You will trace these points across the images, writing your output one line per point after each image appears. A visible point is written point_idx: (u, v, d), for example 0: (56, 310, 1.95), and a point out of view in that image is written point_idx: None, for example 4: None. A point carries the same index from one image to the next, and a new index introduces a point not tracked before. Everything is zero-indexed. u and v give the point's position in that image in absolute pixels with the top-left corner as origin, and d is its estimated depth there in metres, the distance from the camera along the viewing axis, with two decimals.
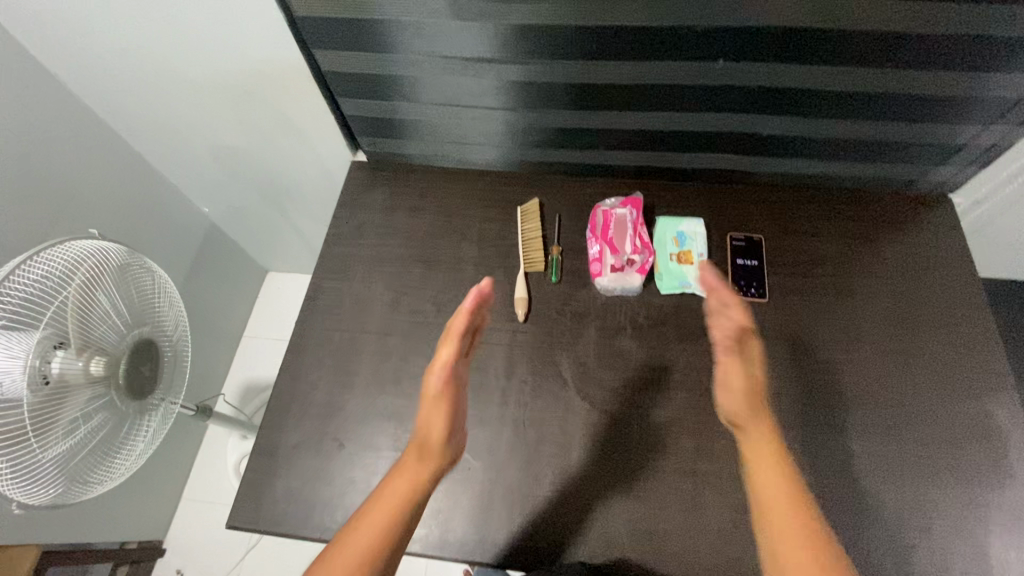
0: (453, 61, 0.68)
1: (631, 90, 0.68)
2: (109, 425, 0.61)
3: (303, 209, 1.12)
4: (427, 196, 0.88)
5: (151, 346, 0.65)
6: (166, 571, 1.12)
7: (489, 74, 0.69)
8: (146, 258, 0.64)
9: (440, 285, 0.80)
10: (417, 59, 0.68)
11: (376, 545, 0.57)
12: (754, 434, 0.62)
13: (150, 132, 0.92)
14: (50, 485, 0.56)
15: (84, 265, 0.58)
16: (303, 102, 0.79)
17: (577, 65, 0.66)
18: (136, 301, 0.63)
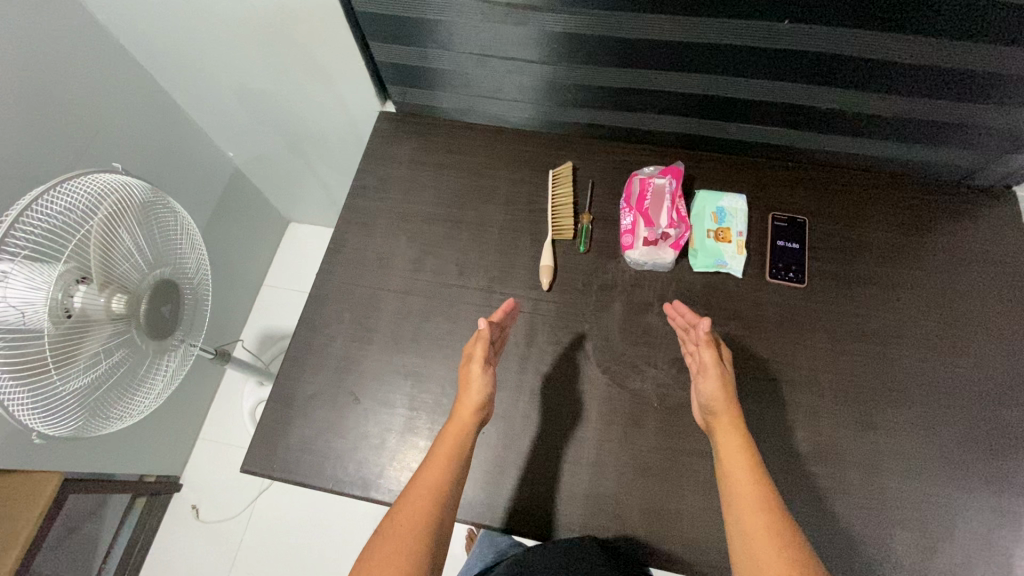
0: (493, 7, 0.63)
1: (683, 49, 0.63)
2: (129, 364, 0.61)
3: (328, 159, 1.09)
4: (456, 152, 0.84)
5: (172, 287, 0.65)
6: (182, 505, 1.16)
7: (533, 23, 0.64)
8: (169, 197, 0.63)
9: (465, 247, 0.78)
10: (454, 3, 0.64)
11: (436, 504, 0.55)
12: (725, 426, 0.60)
13: (176, 68, 0.90)
14: (69, 418, 0.56)
15: (108, 200, 0.56)
16: (333, 45, 0.75)
17: (628, 17, 0.61)
18: (157, 240, 0.62)
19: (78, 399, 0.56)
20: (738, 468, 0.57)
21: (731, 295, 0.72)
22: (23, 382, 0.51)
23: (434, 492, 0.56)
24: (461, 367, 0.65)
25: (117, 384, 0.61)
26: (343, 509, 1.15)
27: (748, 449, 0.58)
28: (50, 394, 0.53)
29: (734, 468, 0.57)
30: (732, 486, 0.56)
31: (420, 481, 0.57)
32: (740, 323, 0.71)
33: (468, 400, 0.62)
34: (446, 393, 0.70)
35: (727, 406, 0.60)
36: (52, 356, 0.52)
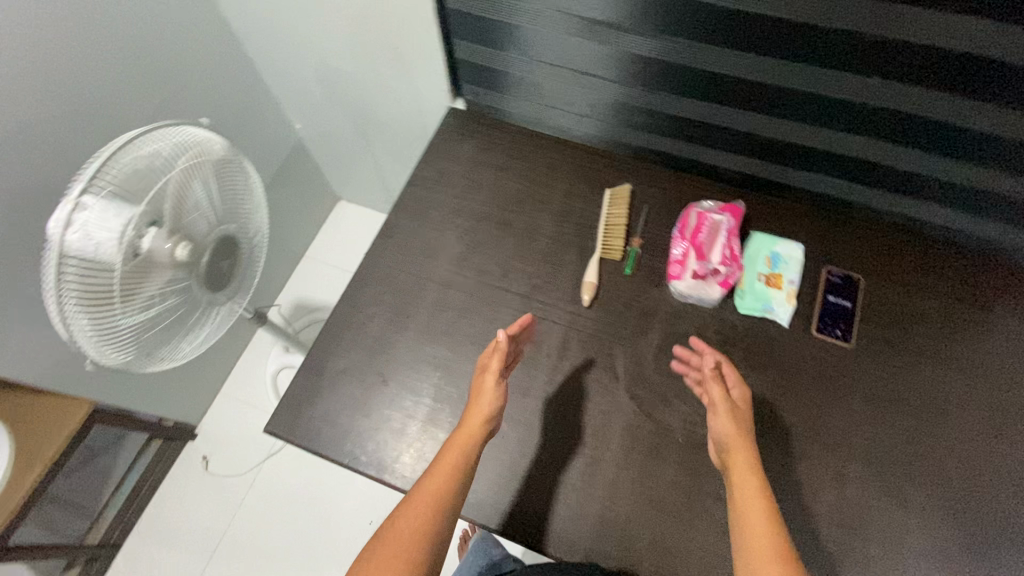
0: (580, 21, 0.65)
1: (761, 89, 0.63)
2: (182, 310, 0.64)
3: (389, 146, 1.12)
4: (517, 158, 0.85)
5: (232, 243, 0.67)
6: (194, 454, 1.19)
7: (606, 42, 0.66)
8: (244, 158, 0.66)
9: (512, 251, 0.79)
10: (543, 13, 0.67)
11: (438, 510, 0.55)
12: (740, 465, 0.59)
13: (263, 36, 0.94)
14: (121, 351, 0.58)
15: (191, 154, 0.59)
16: (417, 36, 0.78)
17: (712, 50, 0.61)
18: (227, 197, 0.65)
19: (132, 336, 0.59)
20: (749, 511, 0.56)
21: (773, 342, 0.71)
22: (89, 310, 0.53)
23: (436, 498, 0.56)
24: (474, 378, 0.66)
25: (168, 329, 0.63)
26: (345, 484, 1.16)
27: (762, 491, 0.57)
28: (109, 326, 0.56)
29: (746, 512, 0.56)
30: (744, 532, 0.55)
31: (424, 486, 0.57)
32: (778, 373, 0.70)
33: (477, 410, 0.62)
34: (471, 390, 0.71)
35: (742, 446, 0.59)
36: (118, 290, 0.54)
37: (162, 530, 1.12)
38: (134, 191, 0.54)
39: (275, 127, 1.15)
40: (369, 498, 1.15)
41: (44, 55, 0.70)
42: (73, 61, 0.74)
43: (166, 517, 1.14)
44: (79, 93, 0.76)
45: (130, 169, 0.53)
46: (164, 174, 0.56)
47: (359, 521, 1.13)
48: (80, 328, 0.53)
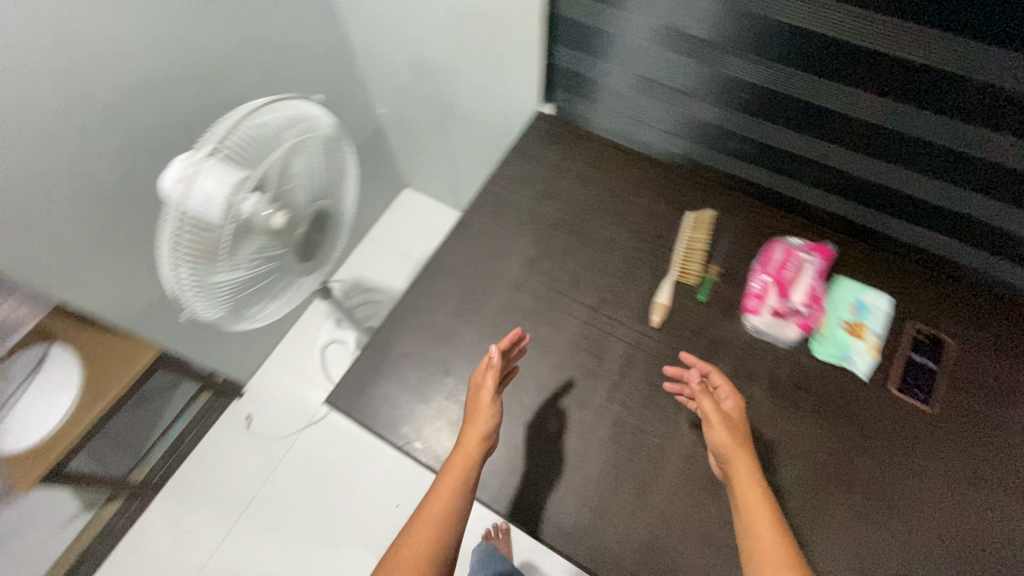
0: (689, 40, 0.67)
1: (864, 128, 0.64)
2: (272, 277, 0.66)
3: (468, 140, 1.13)
4: (600, 169, 0.85)
5: (323, 219, 0.69)
6: (238, 413, 1.23)
7: (697, 54, 0.68)
8: (347, 140, 0.67)
9: (584, 261, 0.78)
10: (653, 29, 0.68)
11: (441, 536, 0.56)
12: (740, 474, 0.58)
13: (365, 18, 0.97)
14: (215, 307, 0.61)
15: (300, 128, 0.61)
16: (521, 37, 0.80)
17: (820, 84, 0.63)
18: (325, 175, 0.67)
19: (228, 295, 0.61)
20: (757, 519, 0.55)
21: (848, 394, 0.67)
22: (195, 265, 0.56)
23: (438, 525, 0.57)
24: (468, 395, 0.66)
25: (258, 293, 0.66)
26: (377, 462, 1.18)
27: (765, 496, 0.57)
28: (209, 283, 0.58)
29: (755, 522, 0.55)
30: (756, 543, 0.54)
31: (426, 512, 0.58)
32: (850, 427, 0.66)
33: (474, 430, 0.62)
34: (529, 394, 0.70)
35: (741, 456, 0.59)
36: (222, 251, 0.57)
37: (199, 480, 1.16)
38: (248, 158, 0.56)
39: (359, 107, 1.18)
40: (399, 481, 1.16)
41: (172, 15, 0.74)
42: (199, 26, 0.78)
43: (204, 468, 1.17)
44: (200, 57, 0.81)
45: (246, 137, 0.56)
46: (275, 144, 0.58)
47: (386, 501, 1.14)
48: (186, 283, 0.56)
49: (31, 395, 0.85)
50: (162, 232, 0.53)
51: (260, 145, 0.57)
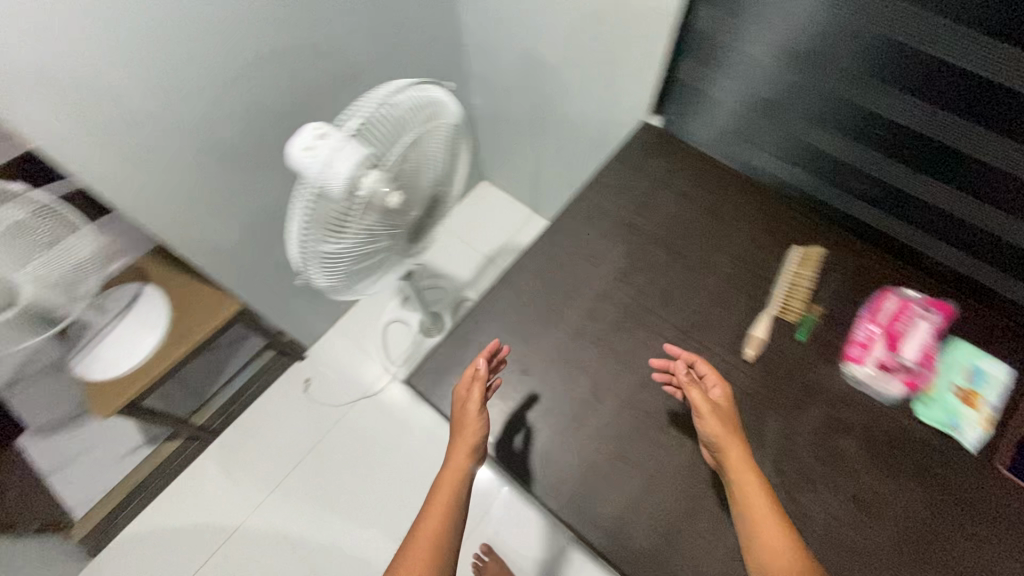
0: (828, 65, 0.65)
1: (1010, 180, 0.61)
2: (380, 255, 0.68)
3: (561, 141, 1.12)
4: (704, 187, 0.82)
5: (431, 203, 0.71)
6: (297, 375, 1.26)
7: (827, 80, 0.67)
8: (465, 129, 0.68)
9: (678, 279, 0.75)
10: (791, 50, 0.67)
11: (437, 557, 0.57)
12: (734, 459, 0.58)
13: (487, 8, 0.97)
14: (327, 278, 0.63)
15: (428, 114, 0.62)
16: (652, 45, 0.79)
17: (966, 128, 0.60)
18: (441, 162, 0.68)
19: (340, 269, 0.63)
20: (755, 500, 0.56)
21: (949, 463, 0.63)
22: (319, 238, 0.58)
23: (431, 545, 0.58)
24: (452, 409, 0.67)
25: (366, 270, 0.68)
26: (420, 447, 1.19)
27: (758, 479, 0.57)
28: (327, 256, 0.60)
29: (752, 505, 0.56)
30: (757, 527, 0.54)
31: (418, 534, 0.59)
32: (948, 499, 0.62)
33: (462, 445, 0.63)
34: (607, 408, 0.68)
35: (733, 442, 0.58)
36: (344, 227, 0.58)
37: (253, 433, 1.20)
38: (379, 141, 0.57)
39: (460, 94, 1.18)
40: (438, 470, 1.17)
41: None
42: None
43: (259, 423, 1.21)
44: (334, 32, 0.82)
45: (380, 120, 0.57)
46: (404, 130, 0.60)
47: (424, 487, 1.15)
48: (308, 256, 0.59)
49: (131, 327, 0.95)
50: (294, 205, 0.55)
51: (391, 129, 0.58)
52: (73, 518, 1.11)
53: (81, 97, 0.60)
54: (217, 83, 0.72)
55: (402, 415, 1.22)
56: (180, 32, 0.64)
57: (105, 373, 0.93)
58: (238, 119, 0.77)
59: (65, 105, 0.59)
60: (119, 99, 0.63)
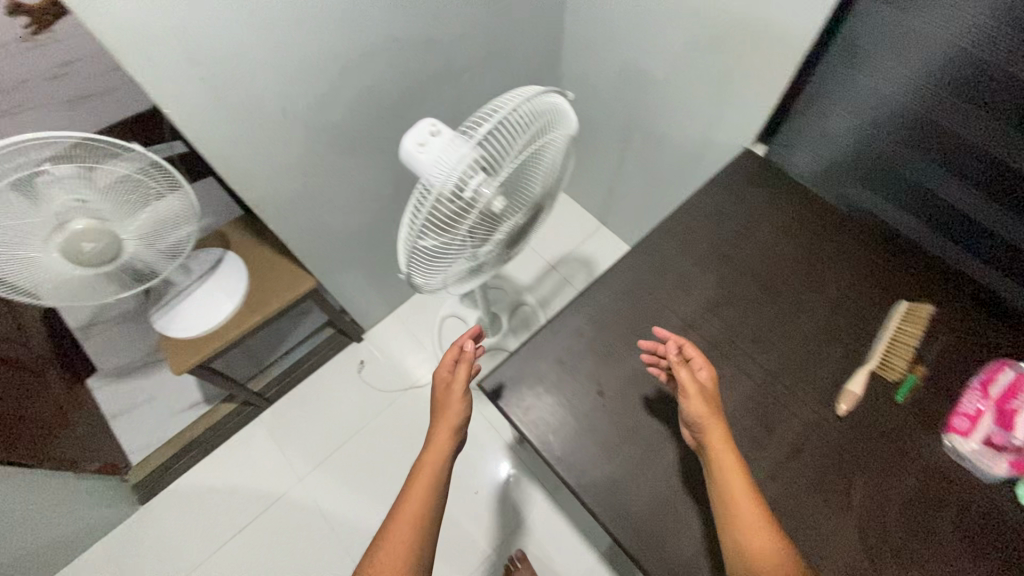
0: (973, 114, 0.61)
1: None
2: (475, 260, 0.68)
3: (649, 158, 1.09)
4: (806, 224, 0.78)
5: (531, 213, 0.70)
6: (353, 356, 1.28)
7: (967, 130, 0.62)
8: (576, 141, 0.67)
9: (770, 318, 0.71)
10: (933, 93, 0.63)
11: (422, 530, 0.58)
12: (713, 439, 0.58)
13: (595, 16, 0.96)
14: (423, 275, 0.64)
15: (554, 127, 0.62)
16: (769, 70, 0.75)
17: None
18: (549, 174, 0.67)
19: (436, 268, 0.64)
20: (734, 479, 0.56)
21: None
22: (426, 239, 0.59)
23: (415, 518, 0.59)
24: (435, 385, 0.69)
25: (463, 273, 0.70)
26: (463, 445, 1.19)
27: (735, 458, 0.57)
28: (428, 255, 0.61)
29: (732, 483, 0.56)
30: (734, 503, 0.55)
31: (402, 510, 0.60)
32: None
33: (448, 421, 0.65)
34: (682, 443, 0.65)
35: (714, 423, 0.58)
36: (451, 231, 0.59)
37: (305, 407, 1.23)
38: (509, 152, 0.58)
39: None
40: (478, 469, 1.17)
41: None
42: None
43: (311, 398, 1.24)
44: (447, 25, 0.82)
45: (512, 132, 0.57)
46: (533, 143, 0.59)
47: (462, 485, 1.16)
48: (414, 253, 0.60)
49: (211, 291, 0.98)
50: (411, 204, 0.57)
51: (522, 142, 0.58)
52: (129, 464, 1.17)
53: (212, 71, 0.61)
54: (332, 67, 0.73)
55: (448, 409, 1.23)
56: (310, 14, 0.65)
57: (183, 331, 0.96)
58: (345, 103, 0.78)
59: (198, 78, 0.61)
60: (246, 76, 0.65)
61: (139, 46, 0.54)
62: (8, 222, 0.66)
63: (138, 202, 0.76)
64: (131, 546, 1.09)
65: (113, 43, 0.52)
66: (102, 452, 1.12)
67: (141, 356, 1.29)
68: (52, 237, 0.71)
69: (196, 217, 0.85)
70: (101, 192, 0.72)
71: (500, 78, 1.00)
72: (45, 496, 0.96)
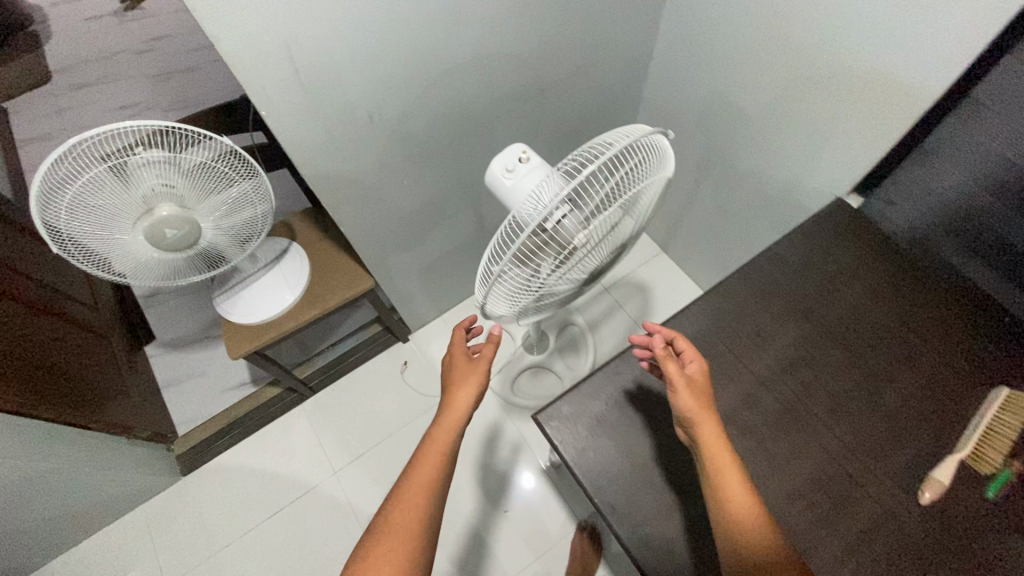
0: None
1: None
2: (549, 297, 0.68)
3: (727, 192, 1.05)
4: (901, 288, 0.72)
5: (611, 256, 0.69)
6: (398, 355, 1.29)
7: None
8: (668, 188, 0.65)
9: (851, 387, 0.67)
10: None
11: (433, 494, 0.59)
12: (706, 432, 0.55)
13: (689, 45, 0.92)
14: (495, 304, 0.65)
15: (654, 171, 0.60)
16: (879, 122, 0.70)
17: None
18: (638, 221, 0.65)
19: (510, 300, 0.64)
20: (726, 470, 0.53)
21: None
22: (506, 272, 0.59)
23: (428, 483, 0.60)
24: (452, 361, 0.71)
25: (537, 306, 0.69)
26: (496, 459, 1.20)
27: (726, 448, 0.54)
28: (504, 287, 0.61)
29: (725, 473, 0.53)
30: (727, 495, 0.52)
31: (415, 472, 0.61)
32: None
33: (465, 394, 0.67)
34: None
35: (706, 417, 0.56)
36: (531, 267, 0.59)
37: (347, 401, 1.24)
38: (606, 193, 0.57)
39: (627, 122, 1.14)
40: (508, 485, 1.18)
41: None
42: (555, 12, 0.77)
43: (354, 392, 1.25)
44: (541, 43, 0.81)
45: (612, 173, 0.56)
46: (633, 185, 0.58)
47: (492, 500, 1.16)
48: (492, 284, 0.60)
49: (275, 282, 1.01)
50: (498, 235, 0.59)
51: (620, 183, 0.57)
52: (176, 435, 1.21)
53: (313, 79, 0.61)
54: (424, 80, 0.73)
55: (485, 420, 1.24)
56: (412, 27, 0.65)
57: (244, 318, 0.97)
58: (430, 113, 0.78)
59: (299, 85, 0.61)
60: (342, 83, 0.64)
61: (250, 55, 0.55)
62: (102, 203, 0.69)
63: (219, 189, 0.77)
64: (170, 517, 1.13)
65: (225, 50, 0.53)
66: (153, 422, 1.17)
67: (198, 332, 1.34)
68: (140, 220, 0.74)
69: (271, 203, 0.86)
70: (188, 178, 0.73)
71: (583, 99, 0.98)
72: (99, 461, 1.00)
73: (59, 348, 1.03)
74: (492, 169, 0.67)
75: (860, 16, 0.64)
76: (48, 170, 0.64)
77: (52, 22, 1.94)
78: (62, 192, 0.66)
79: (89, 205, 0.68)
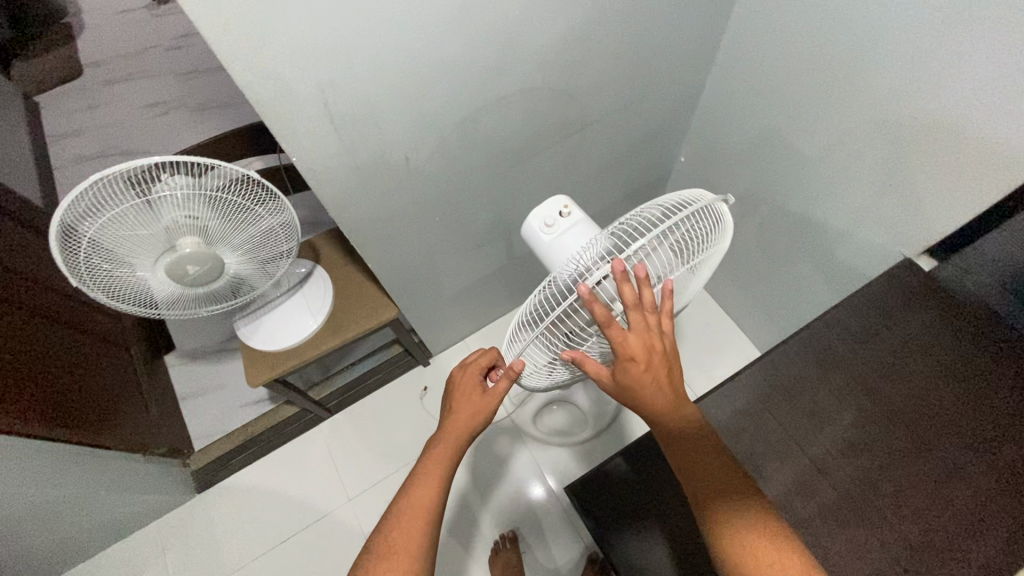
0: None
1: None
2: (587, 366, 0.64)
3: (776, 235, 0.98)
4: (975, 367, 0.66)
5: None
6: (418, 379, 1.26)
7: None
8: (719, 256, 0.60)
9: (919, 478, 0.61)
10: None
11: (430, 523, 0.57)
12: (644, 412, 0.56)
13: (744, 79, 0.85)
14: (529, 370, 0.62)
15: (710, 240, 0.57)
16: (959, 185, 0.63)
17: None
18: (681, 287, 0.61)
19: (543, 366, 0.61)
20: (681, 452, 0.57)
21: None
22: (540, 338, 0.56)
23: (425, 511, 0.58)
24: (454, 379, 0.67)
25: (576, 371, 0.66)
26: (509, 487, 1.16)
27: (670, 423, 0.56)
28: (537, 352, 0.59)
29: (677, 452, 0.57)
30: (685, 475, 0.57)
31: (413, 497, 0.58)
32: None
33: (464, 416, 0.63)
34: None
35: (633, 398, 0.55)
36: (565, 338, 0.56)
37: (365, 424, 1.21)
38: (657, 260, 0.53)
39: (670, 152, 1.07)
40: (518, 510, 1.14)
41: (591, 31, 0.68)
42: (604, 47, 0.72)
43: (372, 415, 1.22)
44: (588, 80, 0.75)
45: (666, 240, 0.53)
46: (689, 254, 0.55)
47: (487, 511, 1.13)
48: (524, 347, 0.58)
49: (298, 308, 0.97)
50: (531, 297, 0.58)
51: (669, 250, 0.54)
52: (192, 449, 1.19)
53: (346, 121, 0.57)
54: (460, 120, 0.67)
55: (500, 448, 1.20)
56: (453, 67, 0.60)
57: (265, 343, 0.95)
58: (466, 151, 0.73)
59: (331, 128, 0.57)
60: (377, 126, 0.60)
61: (279, 99, 0.50)
62: (125, 236, 0.65)
63: (245, 220, 0.73)
64: (182, 535, 1.12)
65: (253, 96, 0.48)
66: (169, 437, 1.15)
67: (216, 345, 1.32)
68: (163, 255, 0.71)
69: (297, 238, 0.84)
70: (212, 210, 0.69)
71: (626, 131, 0.91)
72: (113, 481, 0.98)
73: (80, 363, 1.02)
74: (531, 222, 0.70)
75: (948, 73, 0.57)
76: (72, 202, 0.60)
77: (84, 16, 1.93)
78: (84, 225, 0.61)
79: (111, 237, 0.64)
